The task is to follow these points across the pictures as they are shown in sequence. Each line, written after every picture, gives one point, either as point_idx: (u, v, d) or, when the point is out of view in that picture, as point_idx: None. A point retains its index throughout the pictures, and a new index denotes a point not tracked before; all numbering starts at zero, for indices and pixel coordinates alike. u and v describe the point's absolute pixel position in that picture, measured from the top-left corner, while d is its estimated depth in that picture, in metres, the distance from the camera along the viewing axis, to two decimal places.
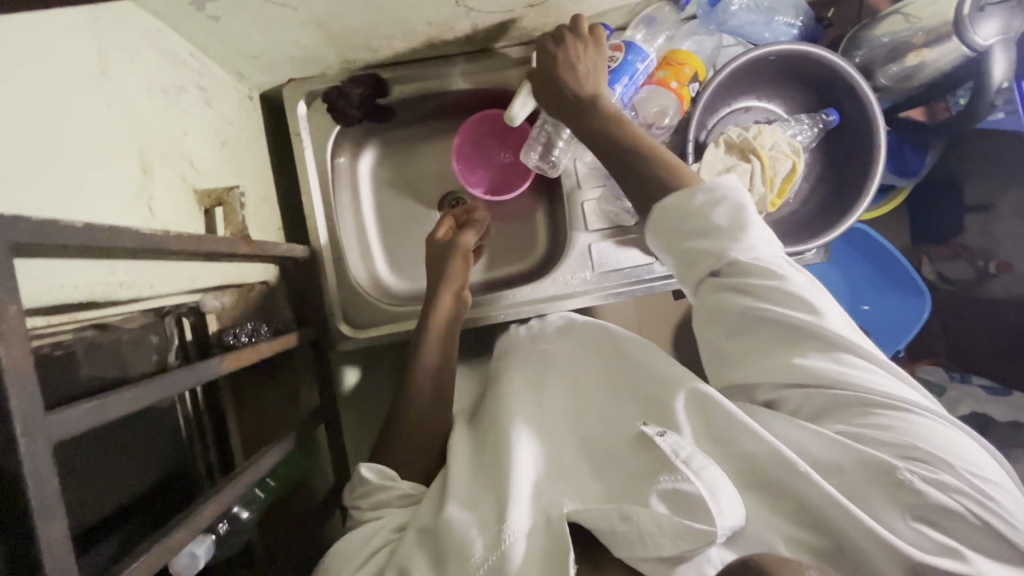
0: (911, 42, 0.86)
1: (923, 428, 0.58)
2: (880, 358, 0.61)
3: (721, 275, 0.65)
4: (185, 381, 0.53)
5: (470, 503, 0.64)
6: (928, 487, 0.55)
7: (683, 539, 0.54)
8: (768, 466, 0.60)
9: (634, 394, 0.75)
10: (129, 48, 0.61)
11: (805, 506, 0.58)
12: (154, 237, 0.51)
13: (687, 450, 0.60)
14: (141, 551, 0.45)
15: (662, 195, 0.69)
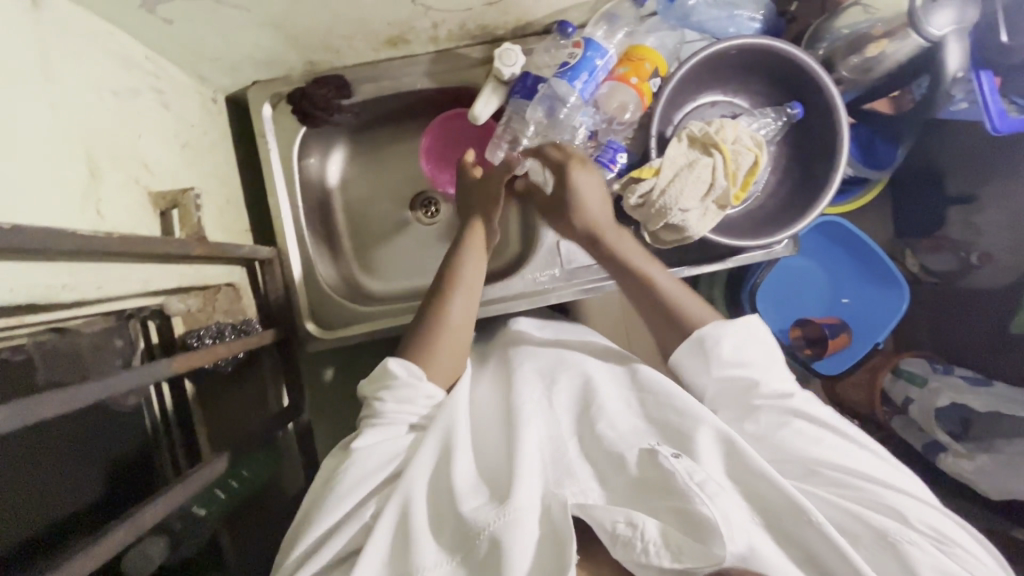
0: (870, 33, 0.88)
1: (909, 503, 0.64)
2: (863, 444, 0.70)
3: (725, 384, 0.75)
4: (126, 382, 0.54)
5: (473, 492, 0.64)
6: (929, 552, 0.60)
7: (687, 554, 0.56)
8: (781, 511, 0.62)
9: (650, 407, 0.72)
10: (77, 52, 0.61)
11: (813, 551, 0.61)
12: (94, 239, 0.51)
13: (700, 474, 0.62)
14: (78, 552, 0.45)
15: (667, 329, 0.80)
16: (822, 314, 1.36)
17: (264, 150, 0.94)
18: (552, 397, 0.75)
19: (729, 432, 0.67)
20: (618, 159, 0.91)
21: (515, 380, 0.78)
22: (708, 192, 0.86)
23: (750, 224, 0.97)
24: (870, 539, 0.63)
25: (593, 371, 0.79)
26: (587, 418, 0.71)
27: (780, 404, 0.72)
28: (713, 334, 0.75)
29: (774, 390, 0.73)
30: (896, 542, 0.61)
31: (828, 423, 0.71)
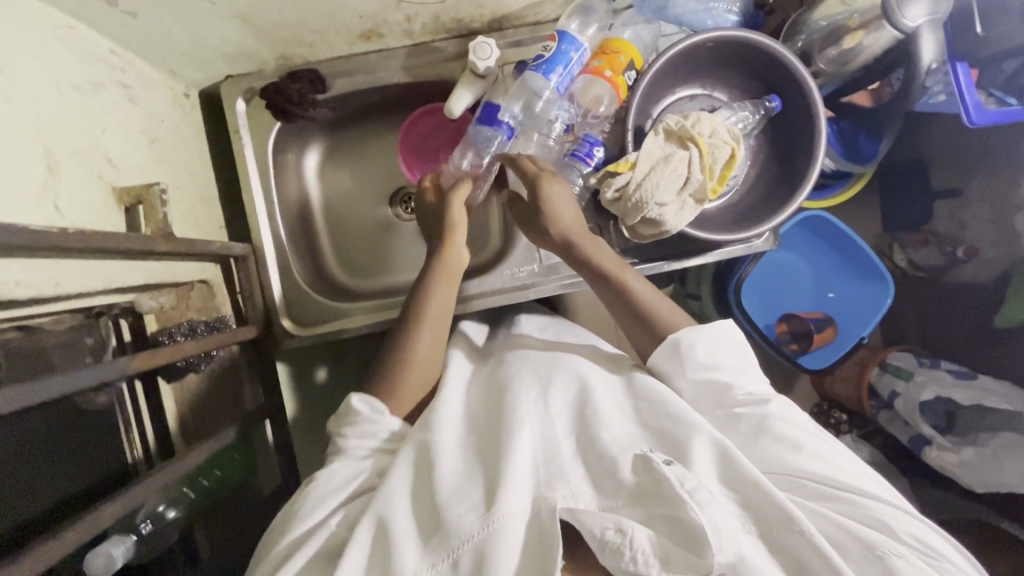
0: (846, 25, 0.87)
1: (896, 517, 0.63)
2: (847, 458, 0.70)
3: (704, 390, 0.76)
4: (77, 380, 0.53)
5: (458, 492, 0.63)
6: (919, 564, 0.58)
7: (675, 562, 0.54)
8: (771, 519, 0.60)
9: (645, 415, 0.72)
10: (34, 44, 0.60)
11: (803, 559, 0.58)
12: (47, 234, 0.50)
13: (692, 482, 0.59)
14: (28, 553, 0.44)
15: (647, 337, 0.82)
16: (809, 309, 1.35)
17: (238, 145, 0.93)
18: (548, 399, 0.73)
19: (726, 444, 0.65)
20: (595, 153, 0.90)
21: (510, 382, 0.77)
22: (685, 185, 0.86)
23: (730, 218, 0.97)
24: (858, 552, 0.61)
25: (589, 374, 0.78)
26: (582, 421, 0.70)
27: (757, 413, 0.72)
28: (687, 337, 0.77)
29: (746, 393, 0.74)
30: (885, 555, 0.59)
31: (808, 434, 0.70)
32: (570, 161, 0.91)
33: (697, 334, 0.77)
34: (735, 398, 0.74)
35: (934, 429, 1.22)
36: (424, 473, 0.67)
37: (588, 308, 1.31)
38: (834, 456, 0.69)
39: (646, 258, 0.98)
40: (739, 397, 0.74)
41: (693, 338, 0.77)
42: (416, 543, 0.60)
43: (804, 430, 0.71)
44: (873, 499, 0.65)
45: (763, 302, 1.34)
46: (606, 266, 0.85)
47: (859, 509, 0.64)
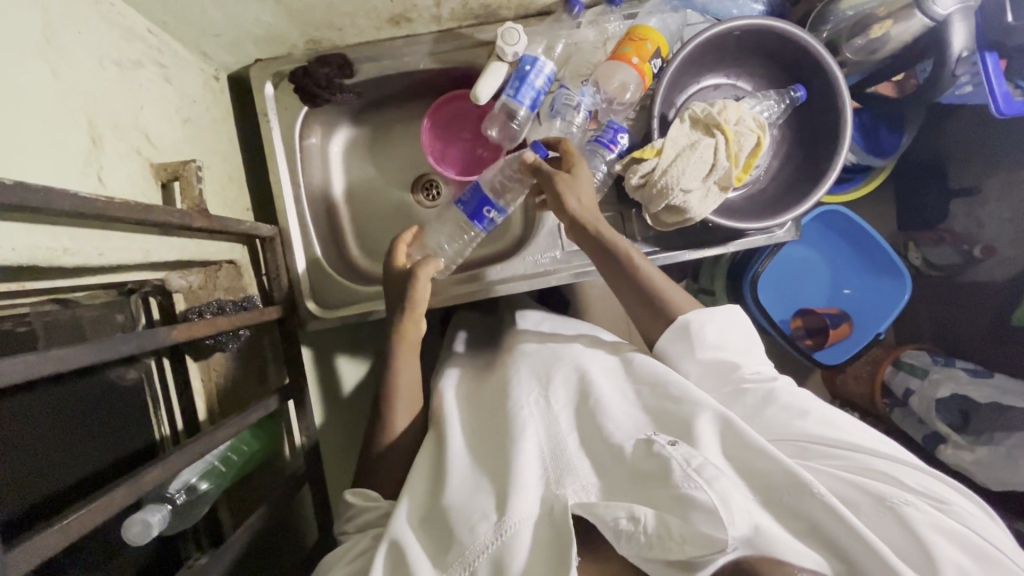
0: (874, 14, 0.87)
1: (903, 471, 0.63)
2: (850, 421, 0.70)
3: (710, 374, 0.77)
4: (128, 346, 0.54)
5: (470, 501, 0.64)
6: (926, 510, 0.58)
7: (690, 544, 0.53)
8: (782, 484, 0.60)
9: (646, 398, 0.73)
10: (80, 19, 0.61)
11: (818, 523, 0.57)
12: (95, 201, 0.51)
13: (698, 459, 0.58)
14: (78, 507, 0.45)
15: (660, 320, 0.83)
16: (824, 304, 1.35)
17: (266, 128, 0.94)
18: (550, 395, 0.75)
19: (728, 416, 0.66)
20: (618, 140, 0.89)
21: (512, 382, 0.79)
22: (709, 172, 0.86)
23: (751, 207, 0.97)
24: (868, 505, 0.61)
25: (590, 363, 0.79)
26: (585, 415, 0.71)
27: (759, 382, 0.75)
28: (697, 319, 0.79)
29: (754, 372, 0.76)
30: (895, 505, 0.59)
31: (809, 401, 0.72)
32: (593, 147, 0.91)
33: (704, 318, 0.79)
34: (749, 377, 0.75)
35: (949, 426, 1.20)
36: (436, 490, 0.69)
37: (602, 300, 1.31)
38: (834, 419, 0.70)
39: (668, 247, 0.98)
40: (754, 376, 0.75)
41: (702, 319, 0.79)
42: (431, 562, 0.60)
43: (801, 398, 0.72)
44: (880, 456, 0.65)
45: (777, 296, 1.34)
46: (617, 250, 0.85)
47: (867, 468, 0.64)
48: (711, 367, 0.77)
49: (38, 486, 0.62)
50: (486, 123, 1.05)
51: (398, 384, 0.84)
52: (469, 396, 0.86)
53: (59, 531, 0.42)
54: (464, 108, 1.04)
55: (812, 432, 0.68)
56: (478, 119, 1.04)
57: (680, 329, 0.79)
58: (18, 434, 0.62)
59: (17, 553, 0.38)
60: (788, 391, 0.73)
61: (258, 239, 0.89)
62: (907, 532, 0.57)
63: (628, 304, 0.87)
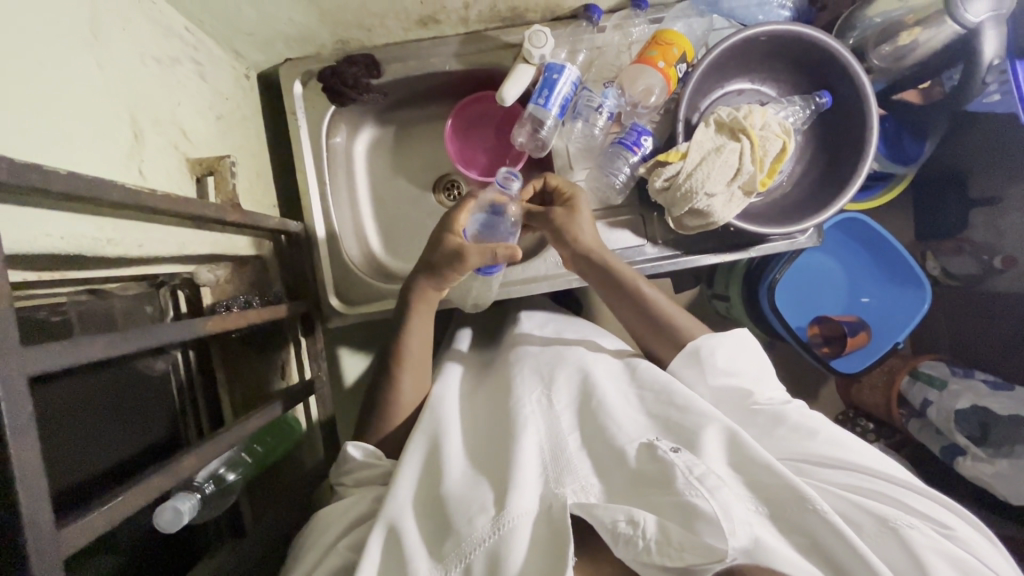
0: (902, 22, 0.88)
1: (908, 494, 0.64)
2: (858, 441, 0.69)
3: (727, 399, 0.75)
4: (168, 337, 0.54)
5: (470, 493, 0.63)
6: (929, 536, 0.59)
7: (689, 552, 0.54)
8: (789, 501, 0.60)
9: (649, 403, 0.72)
10: (124, 16, 0.63)
11: (821, 540, 0.58)
12: (141, 193, 0.53)
13: (700, 468, 0.59)
14: (121, 491, 0.46)
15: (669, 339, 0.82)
16: (841, 312, 1.34)
17: (294, 127, 0.96)
18: (552, 395, 0.74)
19: (736, 430, 0.65)
20: (642, 143, 0.90)
21: (512, 381, 0.79)
22: (734, 176, 0.86)
23: (775, 212, 0.97)
24: (871, 527, 0.61)
25: (593, 364, 0.79)
26: (587, 417, 0.71)
27: (773, 405, 0.72)
28: (707, 345, 0.77)
29: (767, 399, 0.73)
30: (898, 527, 0.60)
31: (822, 422, 0.71)
32: (616, 149, 0.92)
33: (717, 347, 0.77)
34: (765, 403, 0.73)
35: (968, 438, 1.18)
36: (430, 480, 0.68)
37: None
38: (840, 435, 0.69)
39: (689, 251, 0.98)
40: (772, 404, 0.73)
41: (714, 346, 0.77)
42: (428, 551, 0.60)
43: (808, 415, 0.71)
44: (887, 480, 0.65)
45: (794, 303, 1.33)
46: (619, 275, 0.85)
47: (873, 490, 0.64)
48: (733, 397, 0.74)
49: (76, 470, 0.63)
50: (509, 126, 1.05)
51: (406, 353, 0.85)
52: (470, 392, 0.85)
53: (104, 514, 0.43)
54: (486, 112, 1.05)
55: (825, 451, 0.67)
56: (500, 121, 1.05)
57: (693, 356, 0.78)
58: (59, 422, 0.63)
59: (71, 530, 0.39)
60: (805, 413, 0.71)
61: (285, 236, 0.92)
62: (911, 557, 0.58)
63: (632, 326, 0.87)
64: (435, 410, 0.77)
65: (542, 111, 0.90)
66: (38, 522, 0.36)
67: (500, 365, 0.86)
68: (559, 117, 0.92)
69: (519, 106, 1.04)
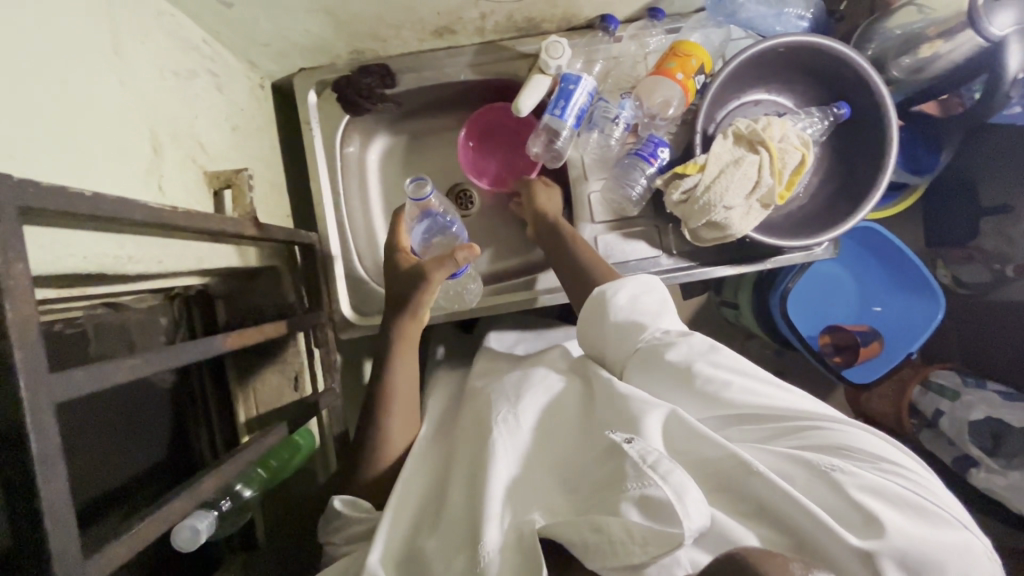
0: (924, 34, 0.87)
1: (833, 432, 0.57)
2: (771, 382, 0.64)
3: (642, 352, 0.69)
4: (189, 356, 0.53)
5: (447, 547, 0.57)
6: (857, 473, 0.53)
7: (652, 544, 0.49)
8: (729, 471, 0.55)
9: (597, 400, 0.66)
10: (143, 30, 0.62)
11: (765, 504, 0.52)
12: (163, 211, 0.52)
13: (655, 454, 0.53)
14: (142, 518, 0.45)
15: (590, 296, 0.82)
16: (852, 322, 1.32)
17: (309, 137, 0.95)
18: (517, 414, 0.67)
19: (677, 412, 0.60)
20: (659, 153, 0.89)
21: (485, 406, 0.72)
22: (753, 189, 0.85)
23: (791, 224, 0.96)
24: (802, 476, 0.54)
25: (560, 392, 0.72)
26: (546, 430, 0.67)
27: (678, 352, 0.66)
28: (611, 286, 0.75)
29: (663, 332, 0.70)
30: (828, 470, 0.53)
31: (738, 367, 0.64)
32: (633, 160, 0.91)
33: (622, 290, 0.75)
34: (661, 344, 0.68)
35: (980, 450, 1.17)
36: (413, 528, 0.62)
37: None
38: (752, 378, 0.63)
39: (704, 263, 0.97)
40: (664, 343, 0.68)
41: (614, 290, 0.75)
42: None
43: (720, 359, 0.65)
44: (811, 423, 0.59)
45: (806, 312, 1.32)
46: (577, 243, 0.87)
47: (798, 436, 0.58)
48: (639, 345, 0.70)
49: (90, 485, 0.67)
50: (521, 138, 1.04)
51: (395, 386, 0.80)
52: (438, 432, 0.78)
53: (130, 541, 0.43)
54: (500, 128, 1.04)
55: (742, 403, 0.61)
56: (515, 134, 1.04)
57: (604, 309, 0.75)
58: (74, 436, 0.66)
59: (100, 559, 0.39)
60: (718, 355, 0.65)
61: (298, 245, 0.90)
62: (847, 501, 0.51)
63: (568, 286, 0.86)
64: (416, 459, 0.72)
65: (558, 122, 0.89)
66: (68, 556, 0.35)
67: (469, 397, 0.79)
68: (576, 128, 0.91)
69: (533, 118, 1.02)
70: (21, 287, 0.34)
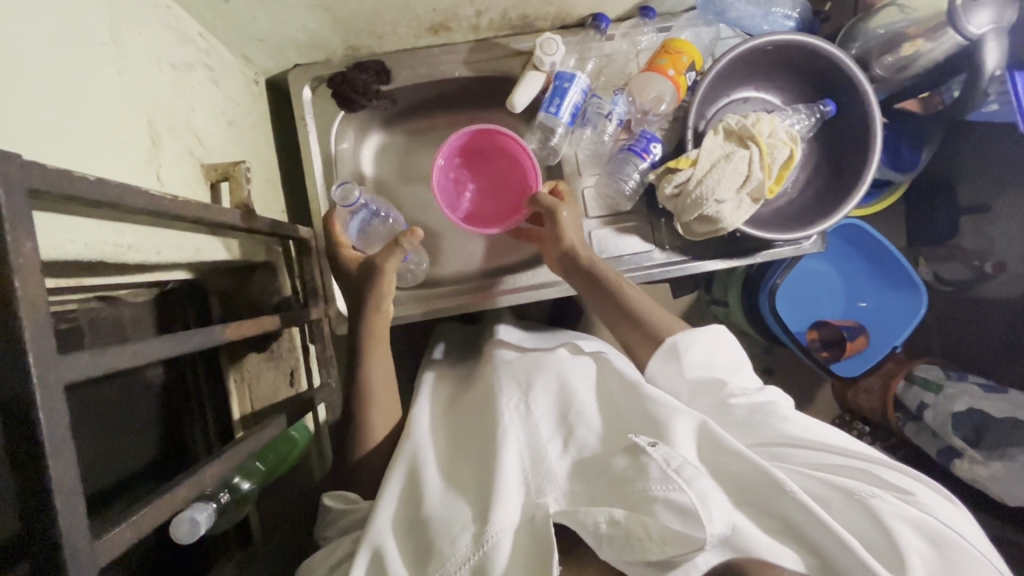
0: (905, 33, 0.90)
1: (875, 467, 0.62)
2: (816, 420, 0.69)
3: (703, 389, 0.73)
4: (190, 345, 0.53)
5: (449, 510, 0.61)
6: (894, 503, 0.57)
7: (670, 543, 0.51)
8: (760, 485, 0.58)
9: (620, 399, 0.69)
10: (141, 22, 0.62)
11: (794, 522, 0.56)
12: (163, 199, 0.52)
13: (678, 459, 0.55)
14: (144, 505, 0.45)
15: (639, 341, 0.80)
16: (839, 317, 1.35)
17: (304, 132, 0.95)
18: (530, 403, 0.69)
19: (706, 422, 0.64)
20: (651, 149, 0.91)
21: (493, 388, 0.74)
22: (744, 183, 0.87)
23: (781, 219, 0.98)
24: (838, 501, 0.60)
25: (569, 368, 0.74)
26: (568, 427, 0.66)
27: (743, 394, 0.71)
28: (684, 342, 0.74)
29: (742, 389, 0.72)
30: (864, 497, 0.58)
31: (791, 408, 0.70)
32: (626, 155, 0.93)
33: (694, 336, 0.75)
34: (723, 384, 0.72)
35: (963, 441, 1.19)
36: (410, 503, 0.64)
37: None
38: (797, 414, 0.69)
39: (696, 256, 0.99)
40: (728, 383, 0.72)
41: (691, 341, 0.74)
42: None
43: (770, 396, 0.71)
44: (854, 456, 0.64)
45: (795, 308, 1.34)
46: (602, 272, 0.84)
47: (838, 464, 0.63)
48: (703, 387, 0.73)
49: (93, 478, 0.64)
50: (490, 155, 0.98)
51: (371, 382, 0.79)
52: (446, 402, 0.81)
53: (133, 526, 0.43)
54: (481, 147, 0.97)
55: (786, 433, 0.66)
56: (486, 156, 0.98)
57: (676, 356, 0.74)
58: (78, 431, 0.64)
59: (105, 543, 0.39)
60: (771, 395, 0.71)
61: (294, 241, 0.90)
62: (878, 527, 0.56)
63: (617, 332, 0.83)
64: (413, 430, 0.72)
65: (553, 119, 0.91)
66: (76, 537, 0.35)
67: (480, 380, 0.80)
68: (569, 124, 0.93)
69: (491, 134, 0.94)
70: (30, 265, 0.34)
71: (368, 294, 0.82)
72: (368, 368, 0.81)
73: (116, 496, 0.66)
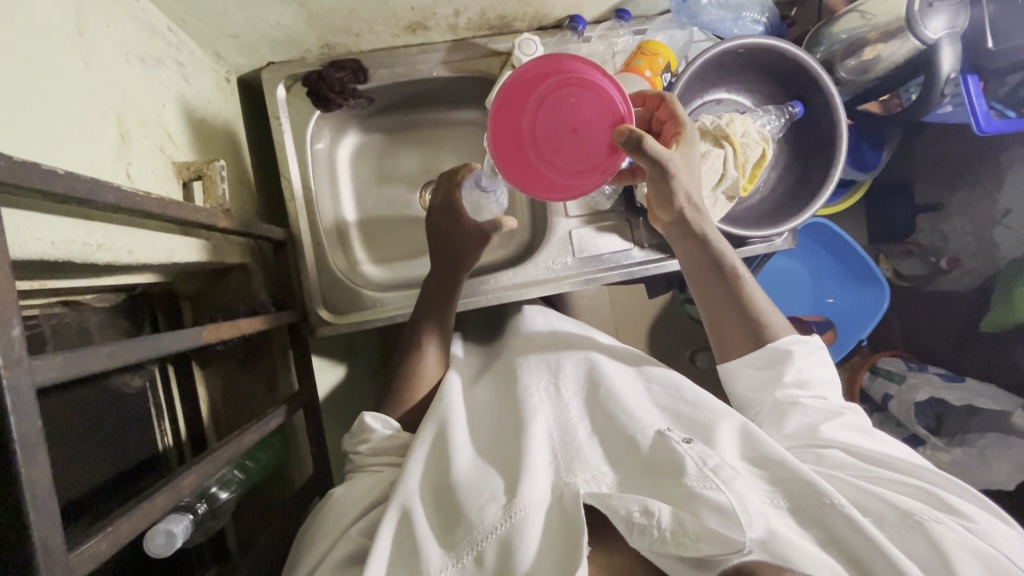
0: (866, 38, 0.94)
1: (938, 492, 0.61)
2: (879, 439, 0.70)
3: (784, 394, 0.75)
4: (165, 346, 0.51)
5: (480, 480, 0.62)
6: (956, 530, 0.56)
7: (705, 542, 0.52)
8: (803, 496, 0.58)
9: (661, 401, 0.72)
10: (108, 14, 0.60)
11: (837, 534, 0.56)
12: (135, 196, 0.50)
13: (714, 460, 0.58)
14: (119, 516, 0.43)
15: (740, 329, 0.79)
16: (807, 313, 1.38)
17: (278, 131, 0.93)
18: (559, 384, 0.73)
19: (749, 425, 0.66)
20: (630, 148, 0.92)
21: (518, 369, 0.77)
22: (719, 181, 0.89)
23: (754, 216, 1.01)
24: (893, 519, 0.59)
25: (600, 358, 0.79)
26: (596, 405, 0.70)
27: (818, 403, 0.73)
28: (785, 347, 0.76)
29: (820, 400, 0.74)
30: (923, 521, 0.57)
31: (859, 430, 0.71)
32: None
33: (794, 348, 0.76)
34: (804, 393, 0.74)
35: (926, 429, 1.23)
36: (438, 466, 0.66)
37: (593, 310, 1.34)
38: (859, 431, 0.71)
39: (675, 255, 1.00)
40: (808, 391, 0.75)
41: (791, 346, 0.76)
42: (438, 539, 0.58)
43: (837, 410, 0.72)
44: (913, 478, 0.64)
45: None
46: (713, 252, 0.80)
47: (896, 480, 0.63)
48: (769, 390, 0.76)
49: (67, 490, 0.61)
50: (564, 81, 0.67)
51: (425, 329, 0.85)
52: (472, 377, 0.85)
53: (110, 537, 0.41)
54: (530, 105, 0.68)
55: (840, 442, 0.69)
56: (556, 86, 0.67)
57: (769, 358, 0.76)
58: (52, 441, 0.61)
59: (78, 557, 0.37)
60: (841, 410, 0.73)
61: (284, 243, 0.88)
62: (934, 550, 0.55)
63: (717, 318, 0.81)
64: (447, 396, 0.75)
65: None
66: (49, 548, 0.34)
67: (505, 356, 0.84)
68: None
69: (551, 62, 0.68)
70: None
71: (459, 242, 0.88)
72: (421, 315, 0.86)
73: (92, 508, 0.63)
